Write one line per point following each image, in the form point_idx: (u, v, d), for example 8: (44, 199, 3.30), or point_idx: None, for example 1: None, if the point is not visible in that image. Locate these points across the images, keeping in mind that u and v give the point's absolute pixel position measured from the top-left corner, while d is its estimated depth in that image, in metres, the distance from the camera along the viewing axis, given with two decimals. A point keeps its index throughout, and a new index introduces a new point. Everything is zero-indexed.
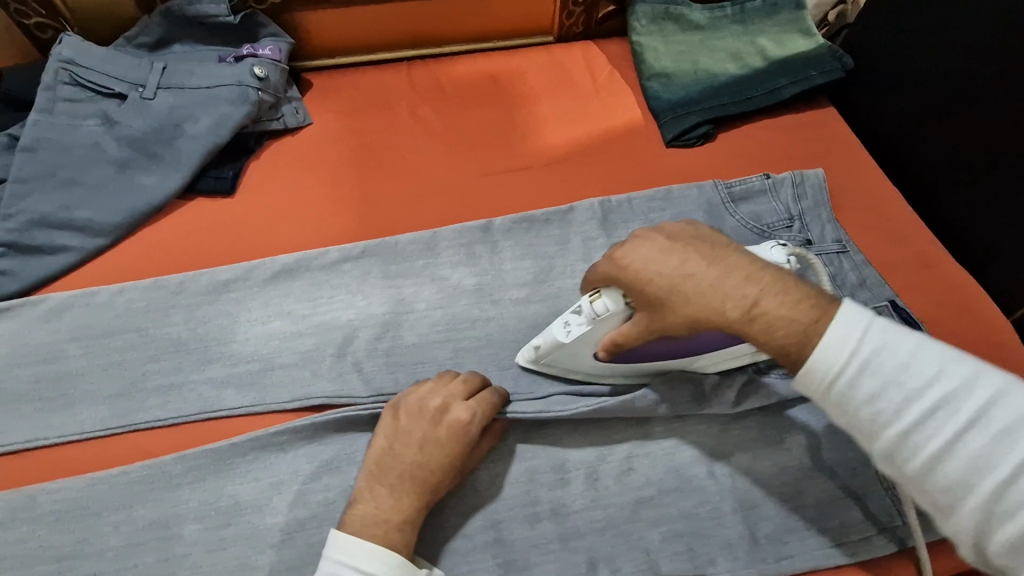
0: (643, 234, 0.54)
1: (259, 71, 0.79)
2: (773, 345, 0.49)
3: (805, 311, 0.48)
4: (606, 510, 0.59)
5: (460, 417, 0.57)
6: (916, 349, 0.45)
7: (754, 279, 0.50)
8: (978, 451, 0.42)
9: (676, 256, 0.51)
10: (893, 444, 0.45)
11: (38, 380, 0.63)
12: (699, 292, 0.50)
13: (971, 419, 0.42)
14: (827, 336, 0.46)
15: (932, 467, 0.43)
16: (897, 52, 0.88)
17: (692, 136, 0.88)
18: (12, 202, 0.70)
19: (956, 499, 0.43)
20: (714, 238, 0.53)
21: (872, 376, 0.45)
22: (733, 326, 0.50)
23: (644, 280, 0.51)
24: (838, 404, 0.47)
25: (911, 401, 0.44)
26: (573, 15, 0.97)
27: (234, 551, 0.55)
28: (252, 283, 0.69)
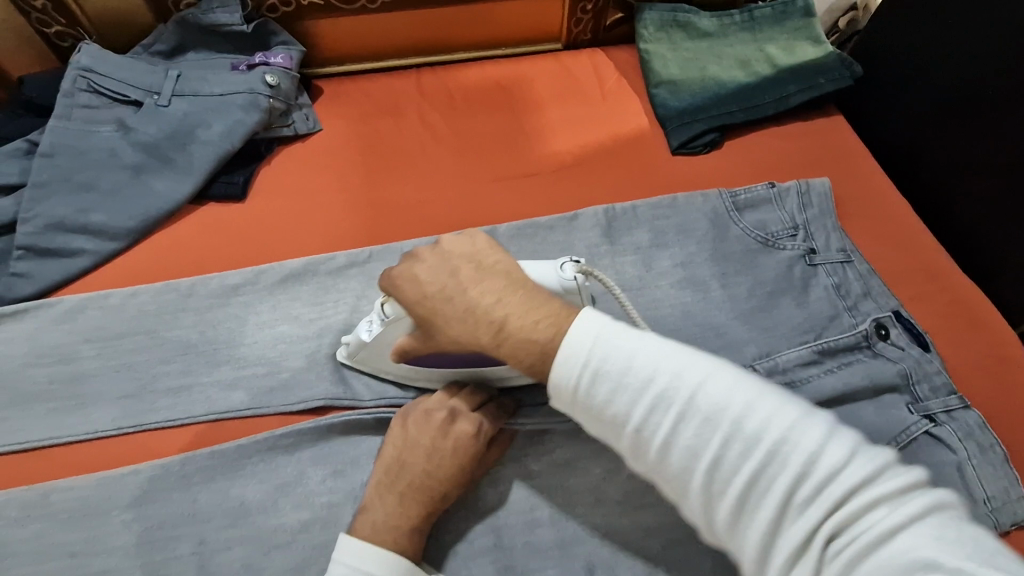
0: (421, 252, 0.56)
1: (271, 79, 0.81)
2: (520, 364, 0.51)
3: (545, 329, 0.50)
4: (605, 516, 0.59)
5: (467, 429, 0.57)
6: (642, 350, 0.47)
7: (506, 299, 0.52)
8: (691, 439, 0.44)
9: (438, 275, 0.54)
10: (634, 441, 0.46)
11: (54, 380, 0.65)
12: (456, 313, 0.53)
13: (682, 411, 0.44)
14: (563, 353, 0.48)
15: (663, 458, 0.45)
16: (908, 60, 0.87)
17: (697, 144, 0.89)
18: (30, 206, 0.72)
19: (684, 485, 0.45)
20: (488, 256, 0.55)
21: (604, 381, 0.47)
22: (487, 347, 0.52)
23: (413, 298, 0.55)
24: (582, 406, 0.48)
25: (639, 399, 0.46)
26: (581, 23, 0.98)
27: (239, 551, 0.57)
28: (260, 287, 0.71)
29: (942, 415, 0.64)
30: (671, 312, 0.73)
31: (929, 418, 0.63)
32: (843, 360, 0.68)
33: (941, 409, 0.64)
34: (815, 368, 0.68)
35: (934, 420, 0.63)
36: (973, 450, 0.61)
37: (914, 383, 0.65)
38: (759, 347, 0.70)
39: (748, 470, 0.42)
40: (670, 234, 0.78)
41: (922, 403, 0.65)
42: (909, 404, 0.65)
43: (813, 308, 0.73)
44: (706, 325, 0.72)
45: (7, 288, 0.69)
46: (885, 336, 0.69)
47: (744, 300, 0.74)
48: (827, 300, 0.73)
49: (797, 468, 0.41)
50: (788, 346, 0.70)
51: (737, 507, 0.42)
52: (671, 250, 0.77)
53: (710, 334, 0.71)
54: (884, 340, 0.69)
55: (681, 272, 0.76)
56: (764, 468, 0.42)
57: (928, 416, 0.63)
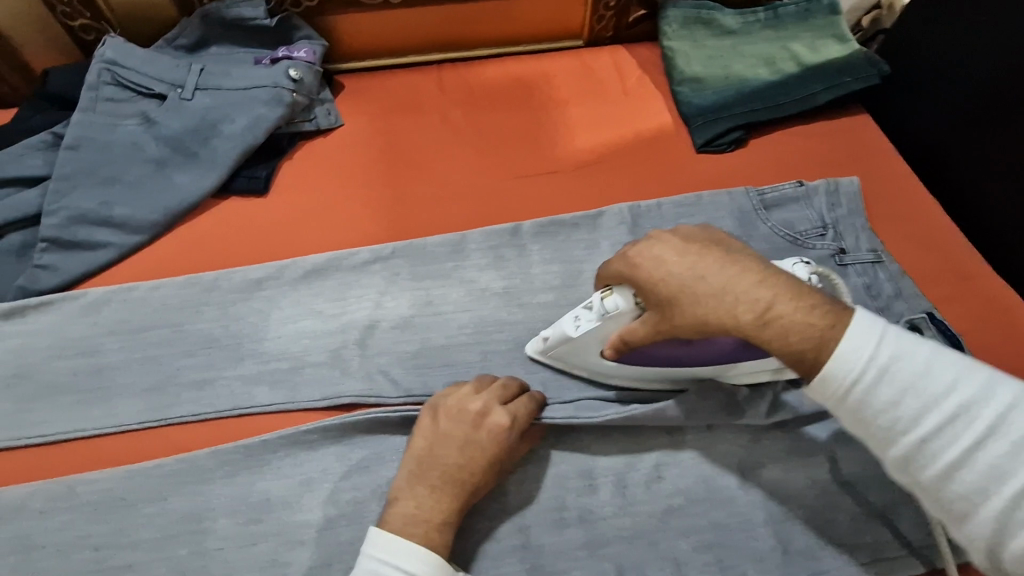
0: (659, 234, 0.52)
1: (294, 73, 0.80)
2: (786, 351, 0.48)
3: (818, 317, 0.47)
4: (633, 517, 0.58)
5: (501, 421, 0.57)
6: (933, 360, 0.45)
7: (768, 282, 0.48)
8: (994, 460, 0.42)
9: (689, 255, 0.50)
10: (908, 452, 0.44)
11: (76, 372, 0.64)
12: (712, 294, 0.49)
13: (988, 430, 0.42)
14: (844, 345, 0.45)
15: (949, 475, 0.43)
16: (938, 59, 0.86)
17: (722, 142, 0.87)
18: (54, 199, 0.72)
19: (972, 508, 0.42)
20: (732, 243, 0.52)
21: (890, 383, 0.44)
22: (746, 329, 0.48)
23: (654, 278, 0.51)
24: (853, 407, 0.46)
25: (928, 410, 0.44)
26: (603, 20, 0.97)
27: (264, 547, 0.56)
28: (284, 282, 0.70)
29: None
30: None
31: None
32: None
33: None
34: None
35: None
36: None
37: None
38: None
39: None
40: None
41: None
42: None
43: None
44: None
45: (30, 280, 0.69)
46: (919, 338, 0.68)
47: None
48: (857, 300, 0.72)
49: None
50: None
51: None
52: None
53: None
54: None
55: None
56: None
57: None
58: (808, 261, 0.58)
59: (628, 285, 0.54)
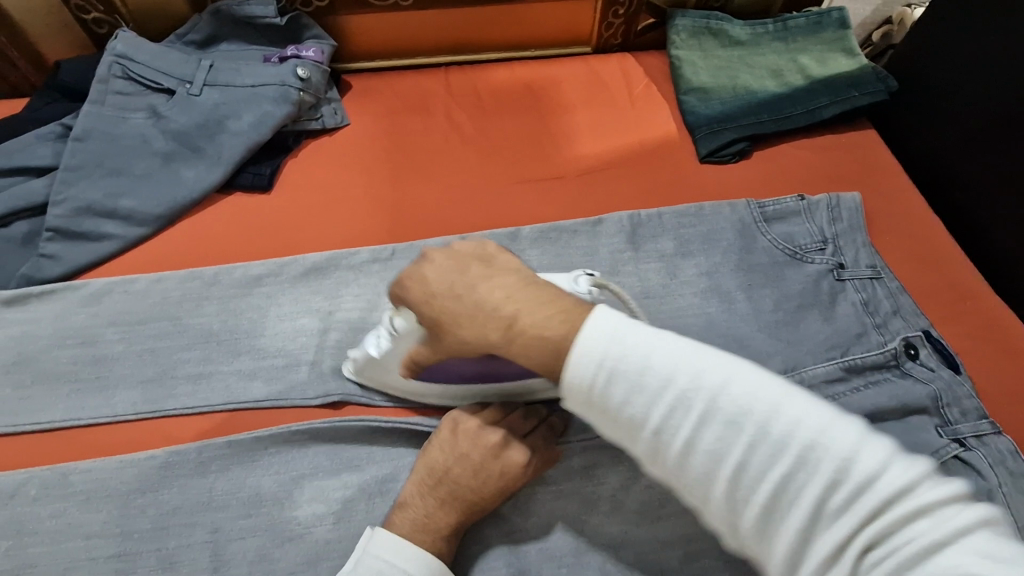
0: (430, 251, 0.52)
1: (302, 72, 0.81)
2: (534, 364, 0.47)
3: (559, 328, 0.47)
4: (620, 527, 0.58)
5: (517, 458, 0.56)
6: (662, 348, 0.44)
7: (517, 295, 0.48)
8: (714, 442, 0.42)
9: (447, 274, 0.50)
10: (650, 444, 0.44)
11: (77, 362, 0.65)
12: (467, 312, 0.49)
13: (703, 414, 0.42)
14: (581, 349, 0.44)
15: (683, 463, 0.43)
16: (946, 77, 0.85)
17: (726, 152, 0.87)
18: (61, 189, 0.72)
19: (706, 491, 0.42)
20: (498, 255, 0.52)
21: (619, 380, 0.44)
22: (496, 347, 0.48)
23: (421, 298, 0.50)
24: (592, 404, 0.45)
25: (658, 399, 0.43)
26: (612, 27, 0.98)
27: (253, 542, 0.56)
28: (282, 279, 0.71)
29: (972, 439, 0.62)
30: (696, 322, 0.72)
31: (959, 441, 0.62)
32: (871, 378, 0.67)
33: (972, 433, 0.62)
34: (842, 385, 0.66)
35: (963, 444, 0.62)
36: (1004, 477, 0.59)
37: (943, 406, 0.64)
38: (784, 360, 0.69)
39: (776, 477, 0.40)
40: (696, 243, 0.77)
41: (952, 425, 0.63)
42: (939, 426, 0.63)
43: (840, 324, 0.71)
44: (730, 335, 0.71)
45: (35, 268, 0.70)
46: (914, 356, 0.68)
47: (770, 312, 0.72)
48: (854, 316, 0.72)
49: (828, 476, 0.39)
50: (813, 361, 0.68)
51: (764, 518, 0.40)
52: (696, 259, 0.76)
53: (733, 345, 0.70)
54: (913, 360, 0.68)
55: (705, 281, 0.75)
56: (794, 477, 0.39)
57: (958, 440, 0.62)
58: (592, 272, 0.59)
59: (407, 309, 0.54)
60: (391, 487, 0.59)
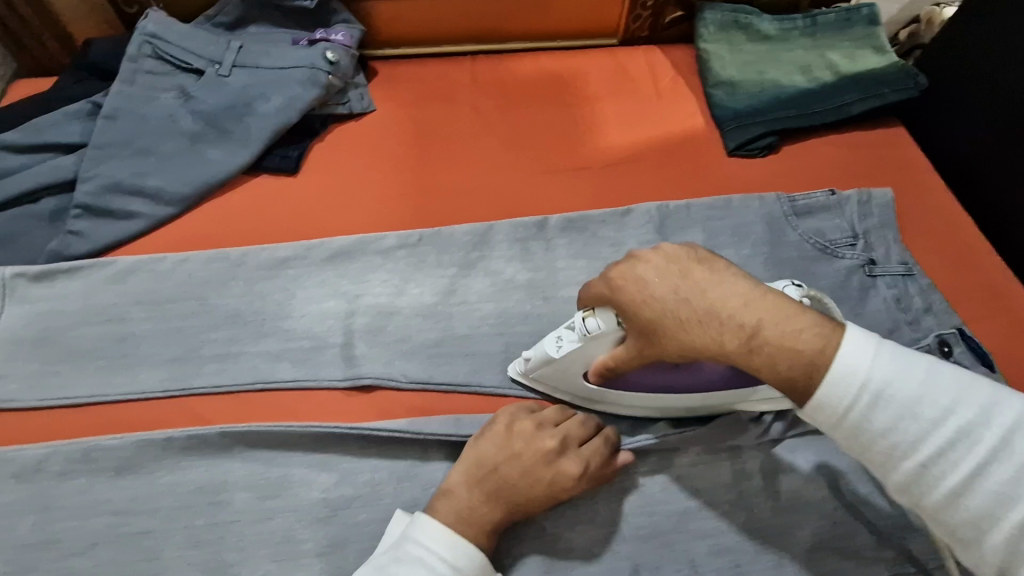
0: (643, 252, 0.50)
1: (331, 56, 0.81)
2: (777, 377, 0.45)
3: (810, 342, 0.44)
4: (650, 518, 0.58)
5: (572, 470, 0.54)
6: (930, 378, 0.43)
7: (754, 303, 0.45)
8: (1002, 485, 0.40)
9: (670, 277, 0.47)
10: (910, 477, 0.43)
11: (102, 339, 0.65)
12: (698, 320, 0.46)
13: (992, 452, 0.40)
14: (836, 370, 0.43)
15: (953, 501, 0.41)
16: (980, 75, 0.84)
17: (755, 146, 0.87)
18: (90, 167, 0.72)
19: (982, 533, 0.41)
20: (718, 260, 0.48)
21: (886, 407, 0.42)
22: (733, 357, 0.46)
23: (646, 304, 0.48)
24: (846, 429, 0.44)
25: (925, 431, 0.42)
26: (639, 19, 0.97)
27: (280, 523, 0.56)
28: (309, 262, 0.71)
29: None
30: None
31: None
32: None
33: None
34: None
35: None
36: None
37: None
38: None
39: None
40: (725, 235, 0.77)
41: None
42: None
43: (871, 320, 0.71)
44: None
45: (62, 245, 0.69)
46: (948, 354, 0.67)
47: None
48: (885, 313, 0.71)
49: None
50: None
51: None
52: (726, 251, 0.76)
53: None
54: (946, 358, 0.67)
55: None
56: None
57: None
58: (797, 283, 0.55)
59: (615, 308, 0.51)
60: (418, 472, 0.59)
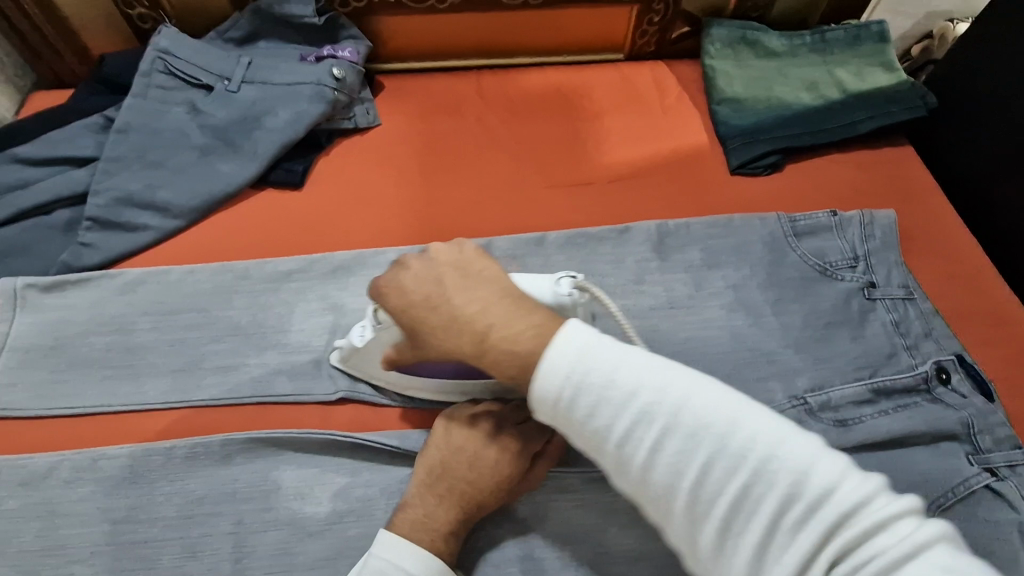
0: (408, 259, 0.56)
1: (337, 72, 0.82)
2: (500, 372, 0.51)
3: (528, 340, 0.49)
4: (639, 539, 0.58)
5: (508, 442, 0.57)
6: (649, 373, 0.46)
7: (488, 308, 0.52)
8: (673, 455, 0.44)
9: (424, 281, 0.54)
10: (615, 457, 0.46)
11: (111, 349, 0.67)
12: (440, 321, 0.53)
13: (666, 428, 0.44)
14: (548, 369, 0.47)
15: (647, 475, 0.45)
16: (990, 97, 0.83)
17: (759, 164, 0.86)
18: (103, 180, 0.74)
19: (667, 504, 0.44)
20: (477, 264, 0.55)
21: (586, 394, 0.46)
22: (468, 356, 0.52)
23: (398, 306, 0.55)
24: (560, 417, 0.48)
25: (640, 424, 0.45)
26: (646, 34, 0.97)
27: (274, 536, 0.57)
28: (313, 275, 0.72)
29: (1004, 469, 0.61)
30: (720, 335, 0.71)
31: (990, 471, 0.61)
32: (899, 403, 0.66)
33: (1003, 463, 0.61)
34: (869, 407, 0.66)
35: (995, 474, 0.61)
36: None
37: (975, 433, 0.63)
38: (811, 377, 0.68)
39: (733, 490, 0.42)
40: (724, 254, 0.77)
41: (983, 454, 0.62)
42: (969, 454, 0.62)
43: (869, 343, 0.70)
44: (756, 351, 0.70)
45: (74, 256, 0.71)
46: (946, 381, 0.66)
47: (798, 328, 0.71)
48: (884, 336, 0.70)
49: (786, 489, 0.41)
50: (842, 380, 0.68)
51: (721, 528, 0.42)
52: (724, 270, 0.76)
53: (759, 360, 0.69)
54: (945, 385, 0.66)
55: (732, 294, 0.74)
56: (751, 489, 0.42)
57: (989, 469, 0.61)
58: (575, 273, 0.58)
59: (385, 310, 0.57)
60: None
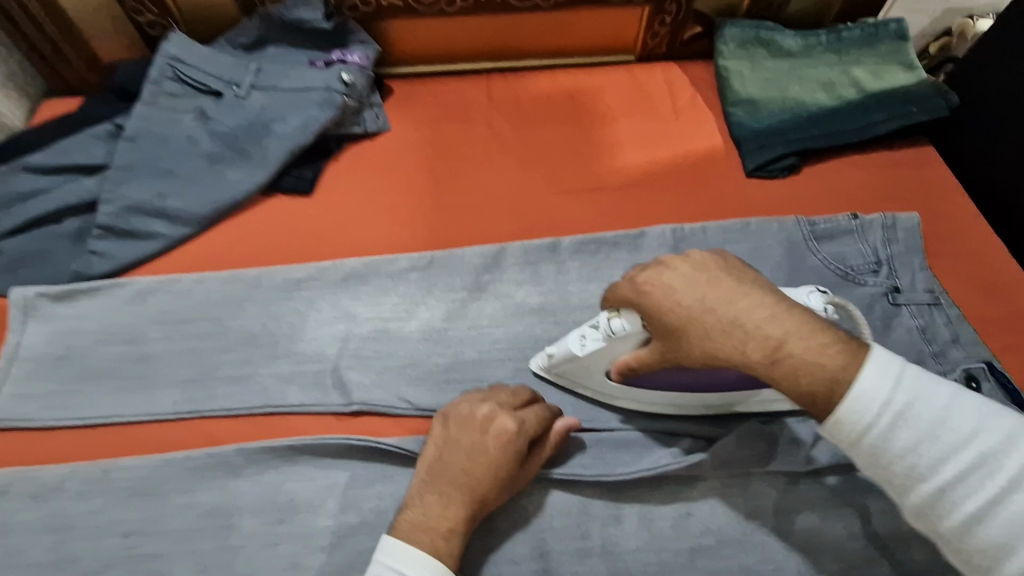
0: (672, 259, 0.52)
1: (346, 77, 0.81)
2: (796, 390, 0.47)
3: (832, 358, 0.46)
4: (660, 555, 0.57)
5: (506, 426, 0.56)
6: (917, 386, 0.44)
7: (782, 316, 0.47)
8: (1020, 515, 0.40)
9: (700, 283, 0.49)
10: (928, 500, 0.43)
11: (120, 359, 0.66)
12: (721, 327, 0.48)
13: (1010, 483, 0.41)
14: (859, 390, 0.44)
15: (970, 528, 0.42)
16: (1013, 98, 0.81)
17: (775, 167, 0.85)
18: (112, 188, 0.74)
19: (998, 562, 0.41)
20: (747, 271, 0.50)
21: (906, 427, 0.43)
22: (756, 369, 0.47)
23: (665, 307, 0.50)
24: (864, 450, 0.45)
25: (943, 454, 0.43)
26: (657, 36, 0.96)
27: (288, 550, 0.56)
28: (323, 283, 0.71)
29: None
30: None
31: None
32: None
33: None
34: None
35: None
36: None
37: None
38: None
39: None
40: (743, 259, 0.75)
41: None
42: None
43: (895, 350, 0.68)
44: None
45: (84, 265, 0.71)
46: (976, 390, 0.64)
47: None
48: (910, 344, 0.68)
49: None
50: None
51: None
52: None
53: None
54: None
55: None
56: None
57: None
58: (824, 290, 0.58)
59: (636, 310, 0.53)
60: None
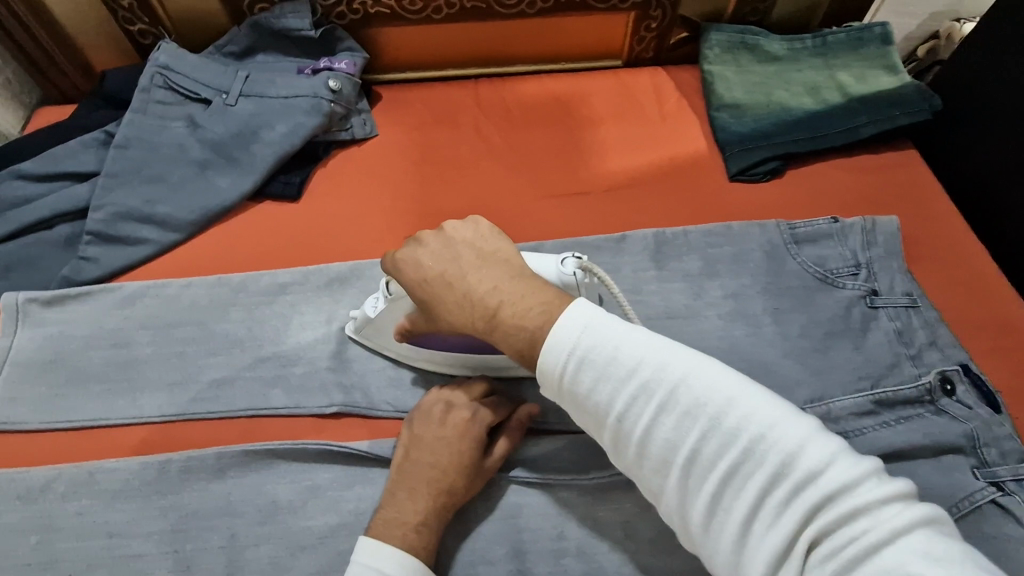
0: (425, 235, 0.56)
1: (333, 84, 0.83)
2: (510, 349, 0.51)
3: (537, 317, 0.49)
4: (633, 555, 0.57)
5: (462, 416, 0.59)
6: (626, 343, 0.46)
7: (501, 285, 0.52)
8: (670, 433, 0.44)
9: (439, 257, 0.54)
10: (616, 432, 0.46)
11: (108, 363, 0.68)
12: (453, 298, 0.53)
13: (664, 405, 0.44)
14: (552, 341, 0.47)
15: (643, 451, 0.45)
16: (995, 101, 0.82)
17: (758, 171, 0.85)
18: (103, 195, 0.75)
19: (663, 478, 0.45)
20: (490, 243, 0.55)
21: (589, 369, 0.46)
22: (481, 334, 0.52)
23: (413, 280, 0.55)
24: (566, 392, 0.48)
25: (619, 390, 0.45)
26: (644, 40, 0.97)
27: (268, 551, 0.58)
28: (308, 288, 0.72)
29: (1011, 483, 0.59)
30: (718, 345, 0.70)
31: (996, 485, 0.59)
32: (902, 414, 0.64)
33: (1011, 476, 0.59)
34: (871, 419, 0.64)
35: (1002, 488, 0.59)
36: None
37: (981, 446, 0.61)
38: (812, 388, 0.67)
39: (724, 467, 0.42)
40: (723, 263, 0.76)
41: (989, 468, 0.60)
42: (976, 467, 0.60)
43: (871, 353, 0.69)
44: (757, 362, 0.69)
45: (75, 270, 0.73)
46: (950, 393, 0.65)
47: (798, 337, 0.70)
48: (887, 346, 0.69)
49: (771, 469, 0.41)
50: (842, 392, 0.66)
51: (710, 501, 0.43)
52: (722, 280, 0.75)
53: (759, 371, 0.68)
54: (949, 397, 0.64)
55: (730, 304, 0.73)
56: (739, 468, 0.42)
57: (995, 484, 0.59)
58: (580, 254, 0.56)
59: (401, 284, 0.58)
60: None
